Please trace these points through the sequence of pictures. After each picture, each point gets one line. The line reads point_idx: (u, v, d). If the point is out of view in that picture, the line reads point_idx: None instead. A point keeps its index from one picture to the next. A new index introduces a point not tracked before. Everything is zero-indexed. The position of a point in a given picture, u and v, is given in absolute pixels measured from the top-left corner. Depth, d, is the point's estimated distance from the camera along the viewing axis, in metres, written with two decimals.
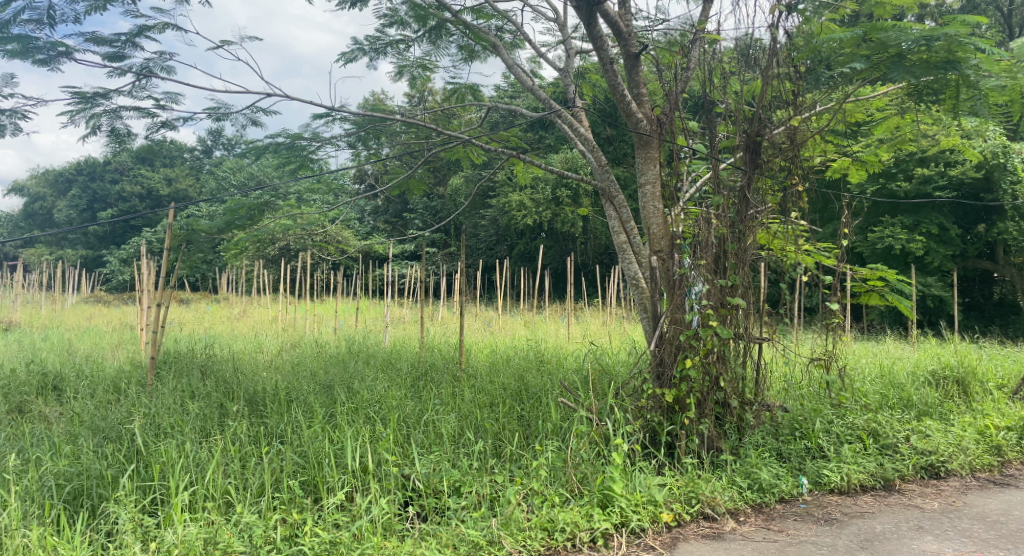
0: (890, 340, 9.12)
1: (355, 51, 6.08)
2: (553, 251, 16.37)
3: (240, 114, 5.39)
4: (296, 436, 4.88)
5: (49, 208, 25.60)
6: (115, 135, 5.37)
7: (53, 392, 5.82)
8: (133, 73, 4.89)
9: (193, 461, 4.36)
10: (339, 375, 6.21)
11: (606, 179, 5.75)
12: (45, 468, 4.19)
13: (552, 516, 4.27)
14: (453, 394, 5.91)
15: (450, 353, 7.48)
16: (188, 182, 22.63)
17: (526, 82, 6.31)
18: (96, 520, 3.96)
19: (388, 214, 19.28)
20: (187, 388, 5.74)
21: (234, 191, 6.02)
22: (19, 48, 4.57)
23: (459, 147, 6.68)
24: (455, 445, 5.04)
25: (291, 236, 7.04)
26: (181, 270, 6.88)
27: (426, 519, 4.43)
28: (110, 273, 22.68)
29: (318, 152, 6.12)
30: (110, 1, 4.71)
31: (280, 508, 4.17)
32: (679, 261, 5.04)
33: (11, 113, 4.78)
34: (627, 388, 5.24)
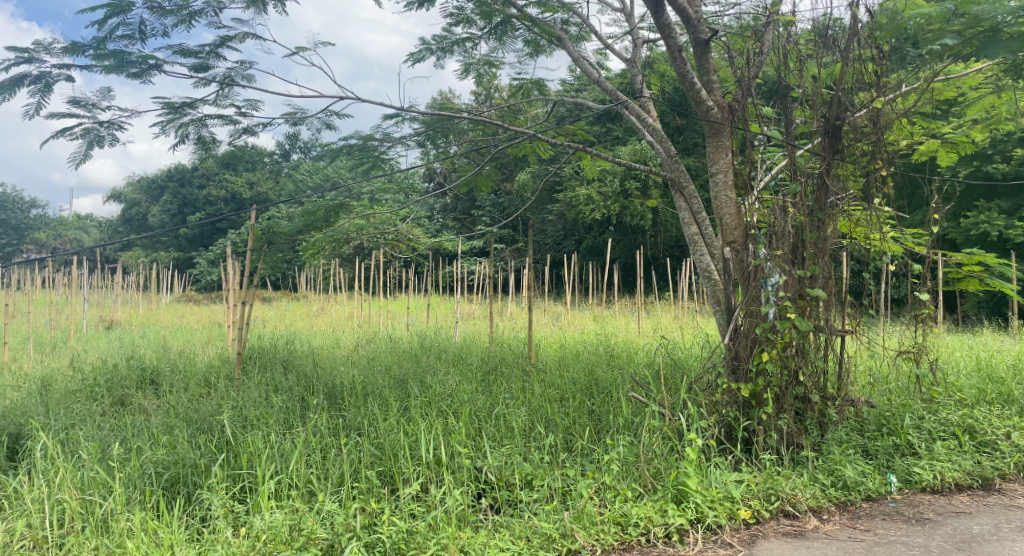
0: (986, 332, 8.64)
1: (423, 51, 6.15)
2: (622, 245, 16.20)
3: (316, 118, 5.54)
4: (372, 428, 5.01)
5: (144, 213, 27.03)
6: (201, 142, 5.61)
7: (150, 386, 6.13)
8: (217, 83, 5.09)
9: (278, 452, 4.53)
10: (412, 370, 6.35)
11: (675, 169, 5.65)
12: (145, 456, 4.43)
13: (626, 511, 4.24)
14: (523, 388, 5.95)
15: (520, 348, 7.51)
16: (269, 185, 23.54)
17: (592, 74, 6.26)
18: (191, 506, 4.17)
19: (457, 211, 19.53)
20: (271, 381, 5.98)
21: (310, 193, 6.21)
22: (115, 63, 4.81)
23: (527, 143, 6.69)
24: (526, 439, 5.07)
25: (365, 236, 7.12)
26: (264, 269, 7.15)
27: (499, 510, 4.47)
28: (200, 273, 23.83)
29: (389, 152, 6.24)
30: (195, 13, 4.91)
31: (359, 497, 4.29)
32: (754, 252, 4.91)
33: (109, 125, 5.05)
34: (701, 383, 5.14)
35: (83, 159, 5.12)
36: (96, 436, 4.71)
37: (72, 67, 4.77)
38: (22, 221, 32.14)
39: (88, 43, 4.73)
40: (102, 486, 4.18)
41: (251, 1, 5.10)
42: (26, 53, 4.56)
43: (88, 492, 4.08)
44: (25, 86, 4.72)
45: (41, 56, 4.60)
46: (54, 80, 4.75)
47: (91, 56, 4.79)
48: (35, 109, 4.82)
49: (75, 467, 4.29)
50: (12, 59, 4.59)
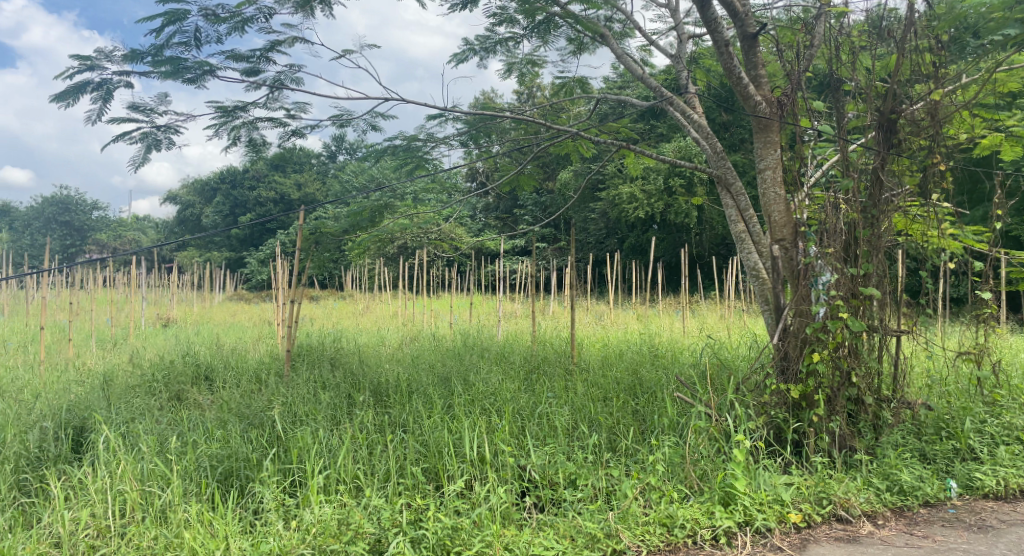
0: None
1: (466, 51, 6.16)
2: (665, 244, 16.00)
3: (361, 120, 5.60)
4: (417, 425, 5.06)
5: (197, 214, 27.79)
6: (252, 145, 5.73)
7: (205, 382, 6.29)
8: (267, 87, 5.19)
9: (326, 447, 4.61)
10: (456, 368, 6.38)
11: (722, 166, 5.54)
12: (200, 450, 4.55)
13: (672, 512, 4.19)
14: (565, 388, 5.92)
15: (563, 347, 7.49)
16: (316, 186, 23.97)
17: (636, 71, 6.19)
18: (244, 499, 4.27)
19: (499, 210, 19.58)
20: (319, 378, 6.08)
21: (355, 194, 6.30)
22: (171, 69, 4.94)
23: (570, 141, 6.65)
24: (569, 438, 5.05)
25: (409, 236, 7.19)
26: (312, 269, 7.27)
27: (543, 509, 4.46)
28: (251, 273, 24.39)
29: (432, 152, 6.27)
30: (247, 19, 5.01)
31: (405, 493, 4.33)
32: (804, 250, 4.80)
33: (165, 129, 5.19)
34: (749, 383, 5.05)
35: (142, 162, 5.27)
36: (153, 429, 4.85)
37: (131, 73, 4.91)
38: (85, 223, 33.37)
39: (146, 50, 4.86)
40: (160, 478, 4.30)
41: (300, 6, 5.18)
42: (89, 61, 4.71)
43: (147, 484, 4.20)
44: (87, 93, 4.88)
45: (102, 63, 4.75)
46: (114, 86, 4.90)
47: (149, 62, 4.92)
48: (97, 114, 4.99)
49: (135, 459, 4.43)
50: (76, 67, 4.75)
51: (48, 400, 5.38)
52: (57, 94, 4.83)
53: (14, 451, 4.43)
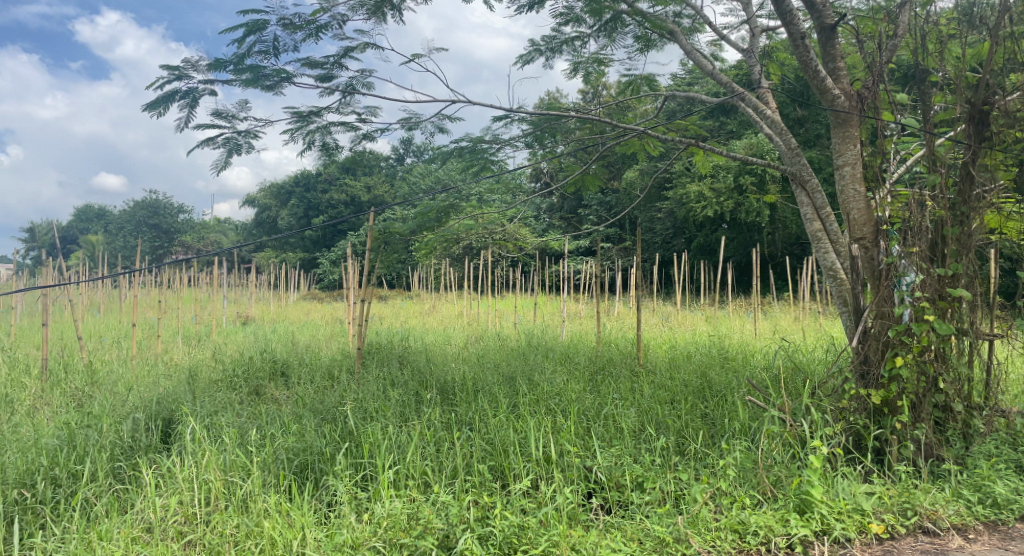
0: None
1: (532, 52, 6.14)
2: (735, 243, 15.59)
3: (429, 122, 5.66)
4: (483, 423, 5.08)
5: (274, 216, 28.78)
6: (325, 148, 5.87)
7: (281, 377, 6.49)
8: (340, 92, 5.31)
9: (395, 443, 4.69)
10: (521, 368, 6.38)
11: (797, 163, 5.36)
12: (277, 443, 4.69)
13: (744, 518, 4.07)
14: (631, 389, 5.84)
15: (629, 348, 7.39)
16: (385, 188, 24.48)
17: (706, 67, 6.06)
18: (319, 491, 4.38)
19: (564, 210, 19.52)
20: (388, 376, 6.19)
21: (422, 196, 6.38)
22: (251, 77, 5.11)
23: (636, 140, 6.55)
24: (636, 440, 4.98)
25: (474, 236, 7.13)
26: (381, 268, 7.40)
27: (609, 511, 4.40)
28: (323, 273, 25.08)
29: (498, 154, 6.27)
30: (322, 26, 5.14)
31: (472, 490, 4.36)
32: (886, 249, 4.61)
33: (245, 134, 5.37)
34: (826, 388, 4.87)
35: (224, 166, 5.47)
36: (234, 422, 5.02)
37: (215, 82, 5.10)
38: (171, 225, 35.00)
39: (228, 59, 5.03)
40: (241, 469, 4.45)
41: (372, 12, 5.28)
42: (177, 71, 4.91)
43: (230, 474, 4.36)
44: (175, 101, 5.09)
45: (189, 73, 4.95)
46: (199, 94, 5.10)
47: (231, 71, 5.10)
48: (184, 121, 5.20)
49: (218, 451, 4.59)
50: (165, 76, 4.96)
51: (139, 392, 5.64)
52: (148, 103, 5.07)
53: (108, 439, 4.66)
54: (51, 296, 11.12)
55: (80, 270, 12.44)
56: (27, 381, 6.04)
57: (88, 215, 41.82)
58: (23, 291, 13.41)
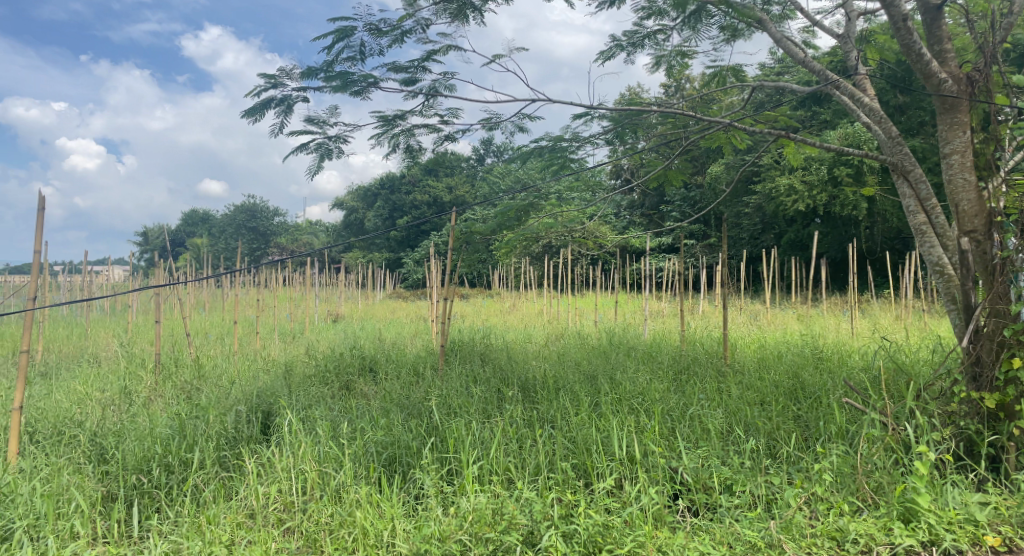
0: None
1: (613, 48, 6.01)
2: (830, 238, 14.93)
3: (509, 122, 5.66)
4: (565, 421, 5.04)
5: (361, 218, 29.65)
6: (409, 151, 5.97)
7: (370, 372, 6.67)
8: (423, 95, 5.38)
9: (479, 439, 4.72)
10: (602, 366, 6.30)
11: (898, 153, 5.06)
12: (366, 436, 4.81)
13: (842, 525, 3.88)
14: (718, 389, 5.67)
15: (715, 347, 7.19)
16: (466, 188, 24.82)
17: (797, 55, 5.79)
18: (406, 484, 4.46)
19: (646, 207, 19.21)
20: (471, 373, 6.23)
21: (503, 195, 6.41)
22: (340, 83, 5.25)
23: (722, 134, 6.32)
24: (724, 442, 4.83)
25: (553, 234, 7.10)
26: (463, 267, 7.46)
27: (697, 514, 4.28)
28: (408, 273, 25.67)
29: (578, 152, 6.21)
30: (407, 30, 5.23)
31: (555, 487, 4.33)
32: (1001, 243, 4.29)
33: (335, 139, 5.53)
34: (932, 391, 4.59)
35: (316, 170, 5.66)
36: (327, 416, 5.18)
37: (307, 89, 5.26)
38: (269, 228, 36.35)
39: (320, 67, 5.19)
40: (334, 460, 4.58)
41: (455, 15, 5.33)
42: (272, 79, 5.11)
43: (324, 465, 4.49)
44: (271, 108, 5.29)
45: (284, 81, 5.13)
46: (292, 101, 5.28)
47: (321, 78, 5.25)
48: (278, 127, 5.40)
49: (313, 442, 4.74)
50: (262, 84, 5.16)
51: (241, 386, 5.90)
52: (247, 111, 5.30)
53: (214, 430, 4.89)
54: (161, 295, 11.81)
55: (187, 270, 13.17)
56: (142, 373, 6.42)
57: (192, 220, 44.29)
58: (137, 290, 14.33)
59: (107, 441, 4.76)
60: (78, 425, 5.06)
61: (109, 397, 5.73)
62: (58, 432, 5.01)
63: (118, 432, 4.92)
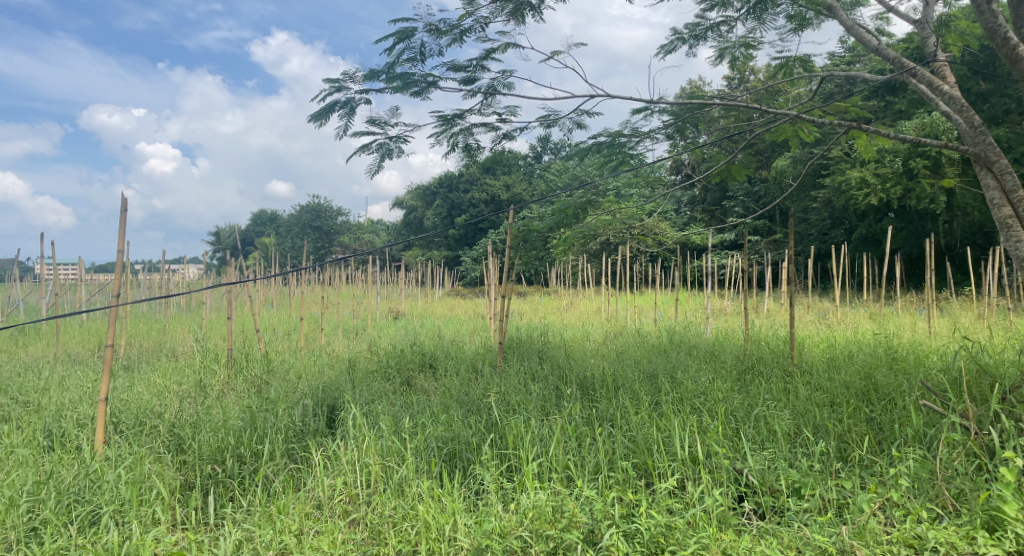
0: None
1: (675, 41, 5.87)
2: (905, 233, 14.33)
3: (568, 118, 5.60)
4: (625, 420, 4.96)
5: (420, 217, 30.01)
6: (467, 150, 5.99)
7: (430, 369, 6.73)
8: (482, 94, 5.39)
9: (538, 436, 4.70)
10: (663, 365, 6.19)
11: (981, 142, 4.80)
12: (427, 431, 4.84)
13: (920, 533, 3.72)
14: (785, 390, 5.49)
15: (781, 346, 6.97)
16: (524, 186, 24.83)
17: (870, 43, 5.54)
18: (467, 479, 4.47)
19: (707, 203, 18.83)
20: (529, 370, 6.22)
21: (561, 192, 6.36)
22: (401, 84, 5.31)
23: (789, 127, 6.10)
24: (791, 444, 4.68)
25: (612, 231, 6.96)
26: (521, 265, 7.43)
27: (763, 517, 4.16)
28: (467, 271, 25.84)
29: (637, 147, 6.11)
30: (466, 30, 5.24)
31: (616, 487, 4.27)
32: None
33: (396, 139, 5.59)
34: (1020, 394, 4.36)
35: (378, 170, 5.74)
36: (389, 410, 5.24)
37: (370, 91, 5.34)
38: (332, 227, 37.29)
39: (381, 69, 5.26)
40: (397, 454, 4.63)
41: (512, 14, 5.32)
42: (337, 83, 5.20)
43: (387, 459, 4.54)
44: (335, 111, 5.39)
45: (347, 84, 5.22)
46: (355, 103, 5.36)
47: (383, 80, 5.32)
48: (342, 130, 5.50)
49: (376, 436, 4.81)
50: (327, 88, 5.27)
51: (307, 380, 6.05)
52: (313, 114, 5.41)
53: (283, 423, 5.01)
54: (233, 293, 12.23)
55: (256, 268, 13.59)
56: (216, 367, 6.65)
57: (260, 220, 45.78)
58: (211, 288, 14.89)
59: (185, 432, 4.94)
60: (158, 416, 5.26)
61: (186, 390, 5.95)
62: (139, 422, 5.23)
63: (194, 423, 5.09)
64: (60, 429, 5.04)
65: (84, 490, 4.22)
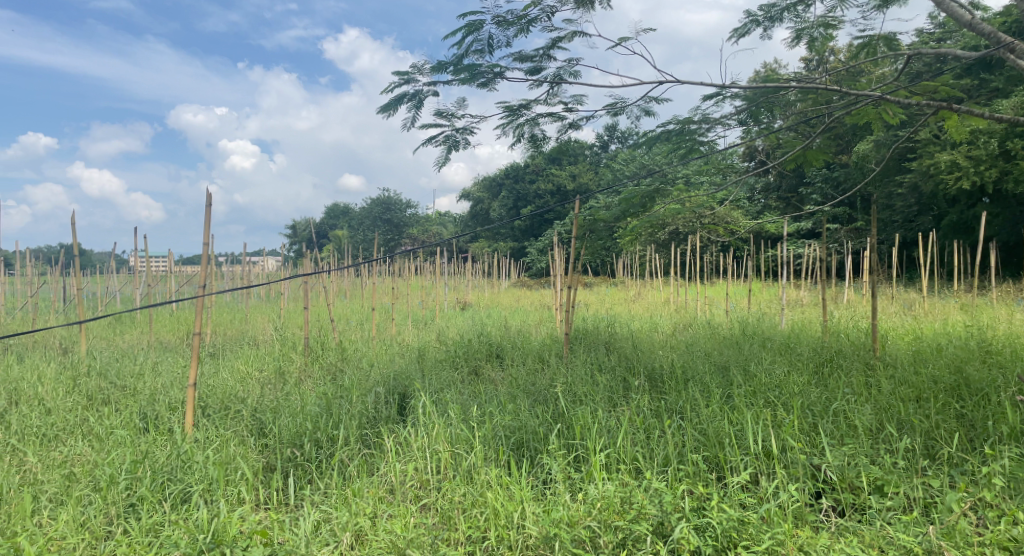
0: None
1: (749, 23, 5.67)
2: (1000, 220, 13.49)
3: (636, 106, 5.51)
4: (695, 413, 4.85)
5: (486, 208, 30.18)
6: (533, 140, 5.97)
7: (497, 358, 6.77)
8: (548, 83, 5.35)
9: (605, 427, 4.66)
10: (735, 357, 6.04)
11: None
12: (495, 421, 4.86)
13: (1016, 535, 3.54)
14: (866, 384, 5.26)
15: (861, 338, 6.69)
16: (590, 176, 24.64)
17: (963, 17, 5.19)
18: (535, 468, 4.48)
19: (782, 190, 18.21)
20: (596, 360, 6.18)
21: (627, 181, 6.24)
22: (468, 76, 5.33)
23: (871, 109, 5.81)
24: (873, 440, 4.49)
25: (681, 220, 6.82)
26: (587, 255, 7.35)
27: (843, 514, 4.01)
28: (533, 261, 25.82)
29: (708, 134, 5.94)
30: (533, 19, 5.21)
31: (686, 479, 4.19)
32: None
33: (463, 131, 5.62)
34: None
35: (445, 162, 5.80)
36: (457, 399, 5.30)
37: (437, 83, 5.38)
38: (401, 220, 37.91)
39: (449, 61, 5.29)
40: (465, 442, 4.68)
41: (580, 2, 5.26)
42: (405, 76, 5.27)
43: (456, 446, 4.60)
44: (404, 103, 5.46)
45: (416, 76, 5.28)
46: (423, 96, 5.42)
47: (451, 72, 5.35)
48: (411, 122, 5.58)
49: (445, 424, 4.87)
50: (396, 81, 5.34)
51: (379, 369, 6.18)
52: (383, 107, 5.50)
53: (357, 409, 5.15)
54: (308, 283, 12.62)
55: (330, 259, 13.99)
56: (293, 355, 6.89)
57: (333, 213, 47.05)
58: (288, 279, 15.42)
59: (266, 417, 5.13)
60: (242, 401, 5.49)
61: (266, 376, 6.19)
62: (224, 407, 5.46)
63: (275, 408, 5.29)
64: (153, 412, 5.31)
65: (176, 470, 4.43)
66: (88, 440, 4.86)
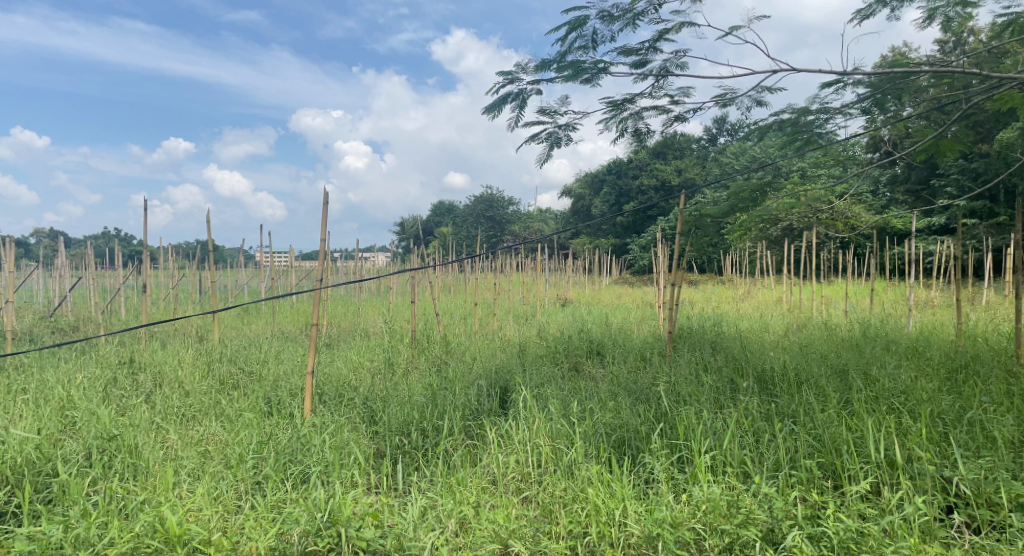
0: None
1: (874, 5, 5.29)
2: None
3: (747, 96, 5.28)
4: (808, 417, 4.59)
5: (587, 205, 30.06)
6: (637, 135, 5.85)
7: (597, 356, 6.71)
8: (653, 77, 5.23)
9: (711, 429, 4.51)
10: (853, 360, 5.68)
11: None
12: (596, 418, 4.81)
13: None
14: (1008, 392, 4.81)
15: (1000, 343, 6.12)
16: (696, 169, 23.99)
17: None
18: (637, 467, 4.40)
19: (910, 182, 16.99)
20: (701, 360, 5.99)
21: (737, 175, 6.00)
22: (572, 73, 5.30)
23: (1016, 93, 5.29)
24: (1014, 453, 4.11)
25: (795, 216, 6.50)
26: (692, 252, 7.13)
27: (978, 532, 3.71)
28: (636, 258, 25.48)
29: (827, 125, 5.62)
30: (640, 12, 5.10)
31: (798, 486, 4.00)
32: None
33: (565, 128, 5.60)
34: None
35: (547, 159, 5.80)
36: (558, 395, 5.29)
37: (540, 82, 5.38)
38: (503, 216, 38.41)
39: (552, 59, 5.28)
40: (566, 437, 4.67)
41: None
42: (510, 75, 5.29)
43: (557, 441, 4.59)
44: (508, 103, 5.50)
45: (520, 76, 5.29)
46: (526, 94, 5.43)
47: (554, 70, 5.33)
48: (514, 121, 5.61)
49: (546, 419, 4.87)
50: (500, 81, 5.38)
51: (481, 363, 6.27)
52: (487, 107, 5.55)
53: (461, 401, 5.25)
54: (416, 279, 13.01)
55: (437, 254, 14.30)
56: (401, 347, 7.10)
57: (439, 211, 48.27)
58: (397, 274, 15.99)
59: (376, 405, 5.33)
60: (355, 389, 5.72)
61: (376, 367, 6.42)
62: (339, 394, 5.71)
63: (384, 397, 5.48)
64: (276, 397, 5.64)
65: (297, 451, 4.68)
66: (220, 420, 5.23)
